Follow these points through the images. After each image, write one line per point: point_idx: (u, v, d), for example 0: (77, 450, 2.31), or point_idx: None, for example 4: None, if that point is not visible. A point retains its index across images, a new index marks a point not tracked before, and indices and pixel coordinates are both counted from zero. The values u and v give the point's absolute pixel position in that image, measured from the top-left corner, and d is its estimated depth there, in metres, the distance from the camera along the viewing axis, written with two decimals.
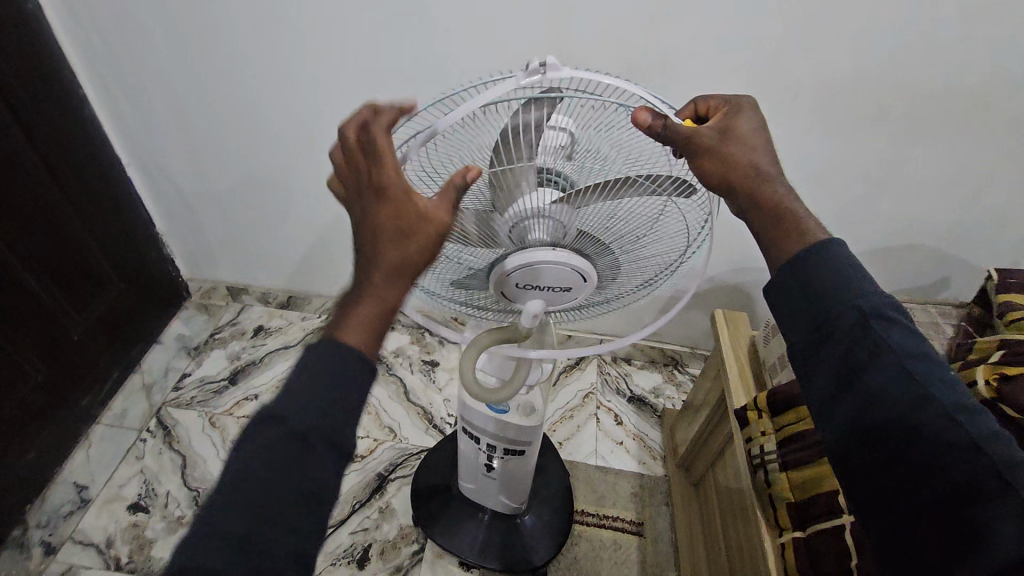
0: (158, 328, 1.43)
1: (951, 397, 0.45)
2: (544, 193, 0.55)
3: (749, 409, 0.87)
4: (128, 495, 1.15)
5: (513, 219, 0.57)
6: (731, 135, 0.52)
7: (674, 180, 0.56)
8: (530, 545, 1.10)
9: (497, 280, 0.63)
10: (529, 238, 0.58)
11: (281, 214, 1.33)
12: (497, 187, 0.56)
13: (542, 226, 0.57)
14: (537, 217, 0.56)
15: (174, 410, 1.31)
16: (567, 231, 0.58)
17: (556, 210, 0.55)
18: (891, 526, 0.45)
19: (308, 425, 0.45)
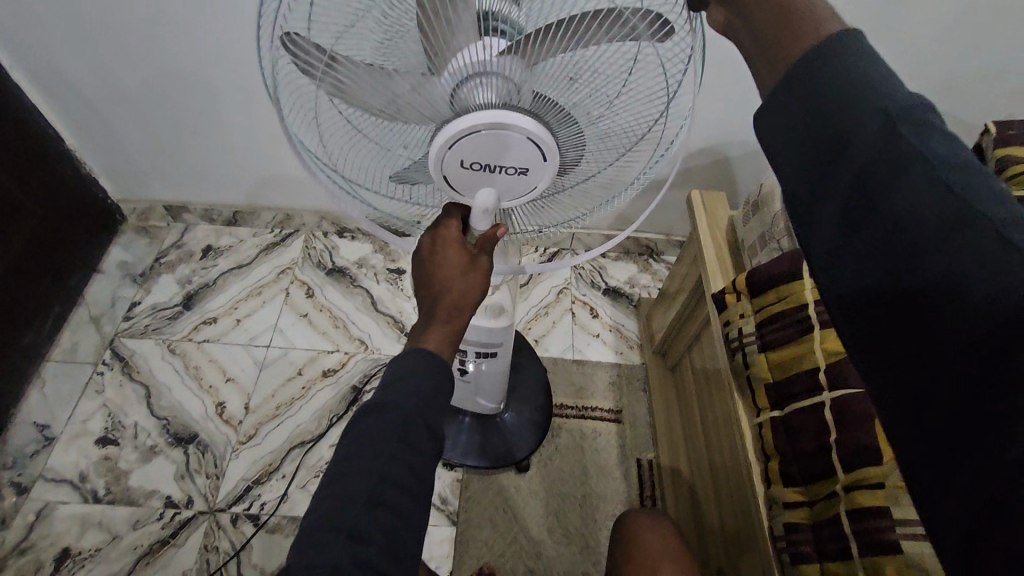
0: (95, 256, 1.32)
1: (1001, 211, 0.32)
2: (489, 43, 0.45)
3: (728, 292, 0.83)
4: (94, 429, 1.11)
5: (455, 79, 0.46)
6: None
7: (648, 16, 0.43)
8: (511, 440, 1.11)
9: (438, 160, 0.51)
10: (473, 105, 0.48)
11: (206, 117, 1.17)
12: (427, 35, 0.46)
13: (490, 87, 0.47)
14: (484, 74, 0.46)
15: (129, 340, 1.23)
16: (520, 93, 0.47)
17: (505, 64, 0.45)
18: (899, 399, 0.34)
19: (409, 412, 0.48)
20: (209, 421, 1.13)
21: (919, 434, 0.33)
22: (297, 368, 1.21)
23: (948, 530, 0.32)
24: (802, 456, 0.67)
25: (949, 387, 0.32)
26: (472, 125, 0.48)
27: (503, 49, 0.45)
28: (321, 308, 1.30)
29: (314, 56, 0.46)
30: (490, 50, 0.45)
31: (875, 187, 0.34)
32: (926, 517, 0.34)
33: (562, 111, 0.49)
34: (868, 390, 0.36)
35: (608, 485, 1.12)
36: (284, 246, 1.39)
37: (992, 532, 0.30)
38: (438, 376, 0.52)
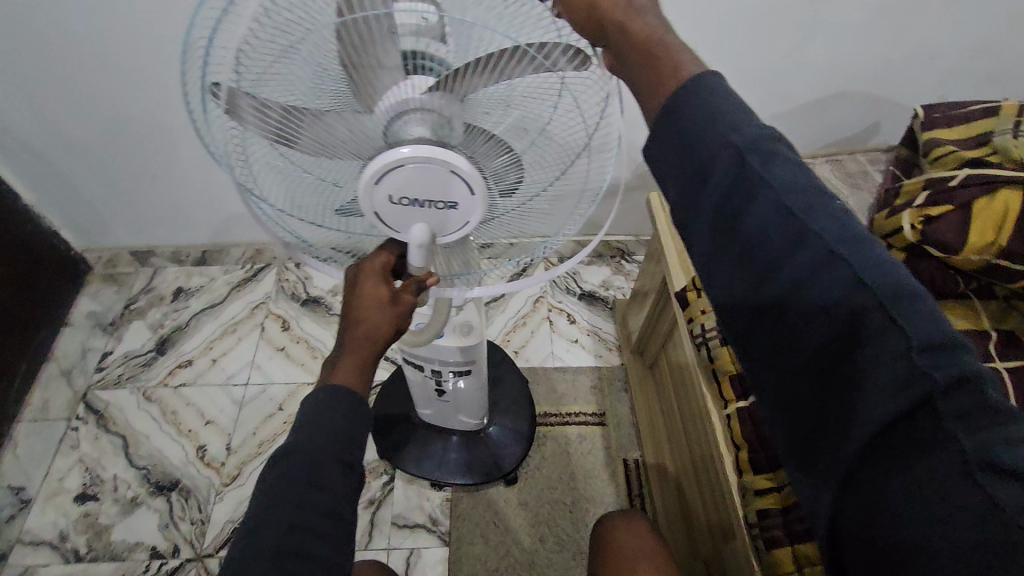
0: (62, 310, 1.30)
1: (834, 231, 0.36)
2: (418, 80, 0.47)
3: (689, 290, 0.86)
4: (73, 485, 1.09)
5: (389, 115, 0.49)
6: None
7: (565, 48, 0.46)
8: (497, 454, 1.12)
9: (369, 196, 0.52)
10: (411, 138, 0.50)
11: (164, 161, 1.17)
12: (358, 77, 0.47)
13: (424, 121, 0.49)
14: (414, 109, 0.48)
15: (103, 391, 1.22)
16: (453, 123, 0.50)
17: (432, 99, 0.48)
18: (777, 389, 0.40)
19: (316, 453, 0.48)
20: (190, 466, 1.12)
21: (793, 422, 0.39)
22: (278, 403, 1.20)
23: (815, 508, 0.38)
24: (767, 441, 0.70)
25: (802, 386, 0.38)
26: (398, 160, 0.49)
27: (429, 84, 0.48)
28: (298, 340, 1.30)
29: (249, 106, 0.47)
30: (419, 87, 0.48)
31: (735, 207, 0.39)
32: (803, 498, 0.40)
33: (495, 138, 0.52)
34: (755, 393, 0.42)
35: (596, 489, 1.13)
36: (256, 281, 1.39)
37: (848, 501, 0.36)
38: (348, 414, 0.51)
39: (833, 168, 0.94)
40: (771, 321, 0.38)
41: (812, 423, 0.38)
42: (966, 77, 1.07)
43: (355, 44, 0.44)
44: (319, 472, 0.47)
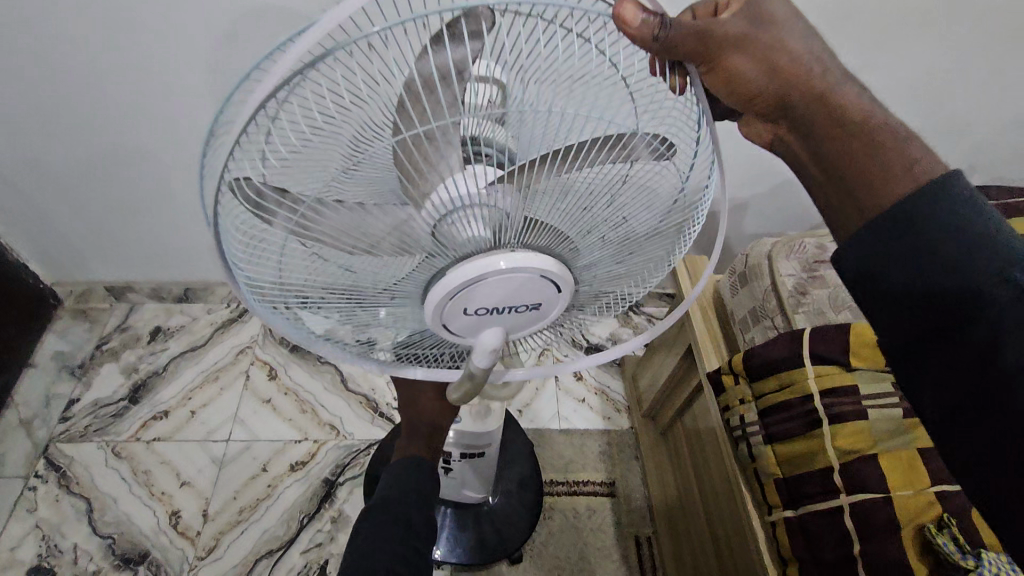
0: (26, 351, 1.19)
1: None
2: (478, 172, 0.40)
3: (726, 374, 0.79)
4: (26, 557, 0.97)
5: (440, 211, 0.41)
6: (767, 18, 0.34)
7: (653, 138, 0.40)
8: (501, 530, 1.03)
9: (431, 301, 0.46)
10: (461, 238, 0.42)
11: (146, 195, 1.07)
12: (406, 170, 0.40)
13: (480, 219, 0.41)
14: (472, 208, 0.41)
15: (66, 445, 1.10)
16: (512, 222, 0.42)
17: (496, 195, 0.40)
18: None
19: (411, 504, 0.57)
20: (162, 535, 1.01)
21: None
22: (261, 464, 1.10)
23: None
24: (825, 566, 0.62)
25: None
26: (478, 275, 0.43)
27: (494, 176, 0.40)
28: (285, 391, 1.20)
29: (273, 198, 0.41)
30: (480, 180, 0.40)
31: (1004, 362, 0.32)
32: None
33: (560, 234, 0.44)
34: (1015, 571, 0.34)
35: (606, 569, 1.05)
36: (241, 323, 1.29)
37: None
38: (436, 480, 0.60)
39: None
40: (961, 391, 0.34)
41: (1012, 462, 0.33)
42: (1002, 151, 1.03)
43: (419, 144, 0.38)
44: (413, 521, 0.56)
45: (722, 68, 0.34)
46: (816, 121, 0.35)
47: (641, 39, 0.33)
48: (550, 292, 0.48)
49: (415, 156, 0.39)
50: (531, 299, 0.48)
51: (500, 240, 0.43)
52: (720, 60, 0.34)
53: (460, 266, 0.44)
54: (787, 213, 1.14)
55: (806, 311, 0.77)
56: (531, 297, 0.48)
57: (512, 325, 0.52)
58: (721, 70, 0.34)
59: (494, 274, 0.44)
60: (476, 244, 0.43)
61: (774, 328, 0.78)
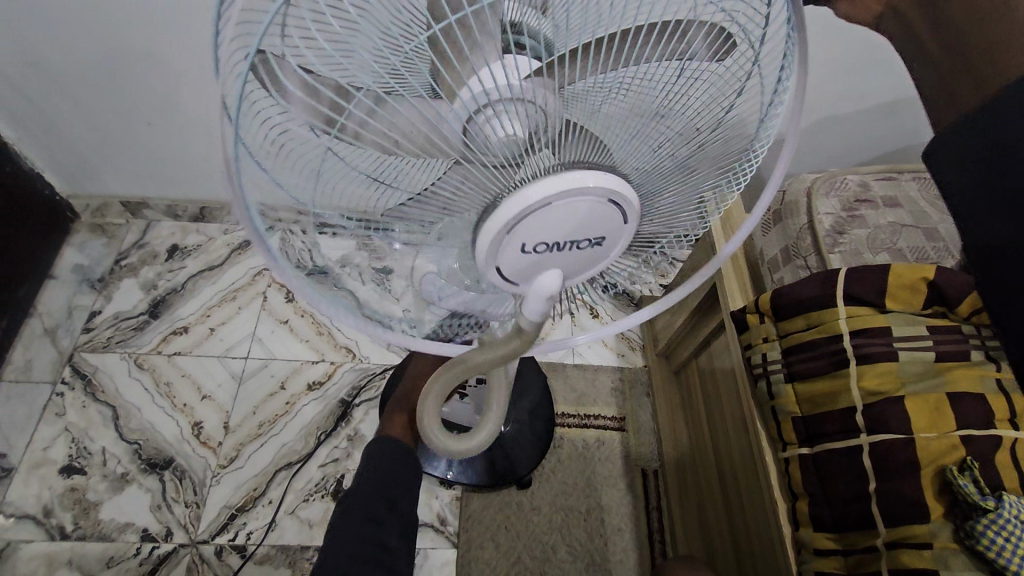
0: (46, 262, 1.19)
1: None
2: (515, 61, 0.37)
3: (750, 312, 0.77)
4: (57, 457, 1.02)
5: (476, 105, 0.37)
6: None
7: (709, 30, 0.38)
8: (512, 457, 1.05)
9: (484, 236, 0.44)
10: (494, 140, 0.39)
11: (161, 104, 1.03)
12: (439, 57, 0.37)
13: (517, 117, 0.38)
14: (508, 104, 0.37)
15: (90, 355, 1.13)
16: (550, 122, 0.39)
17: (535, 89, 0.38)
18: None
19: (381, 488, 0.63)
20: (185, 444, 1.05)
21: None
22: (280, 382, 1.12)
23: None
24: (836, 501, 0.63)
25: None
26: (545, 200, 0.41)
27: (532, 67, 0.38)
28: (303, 314, 1.21)
29: (295, 82, 0.37)
30: (521, 73, 0.37)
31: None
32: None
33: (597, 144, 0.42)
34: None
35: (612, 498, 1.08)
36: (258, 245, 1.29)
37: None
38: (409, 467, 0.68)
39: (922, 187, 0.82)
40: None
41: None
42: None
43: (457, 33, 0.35)
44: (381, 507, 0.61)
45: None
46: None
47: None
48: (616, 220, 0.45)
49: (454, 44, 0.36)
50: (591, 235, 0.45)
51: (535, 148, 0.40)
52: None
53: (522, 192, 0.41)
54: (825, 152, 1.09)
55: (842, 251, 0.74)
56: (592, 233, 0.45)
57: (572, 269, 0.49)
58: None
59: (561, 199, 0.41)
60: (512, 149, 0.39)
61: (806, 269, 0.76)
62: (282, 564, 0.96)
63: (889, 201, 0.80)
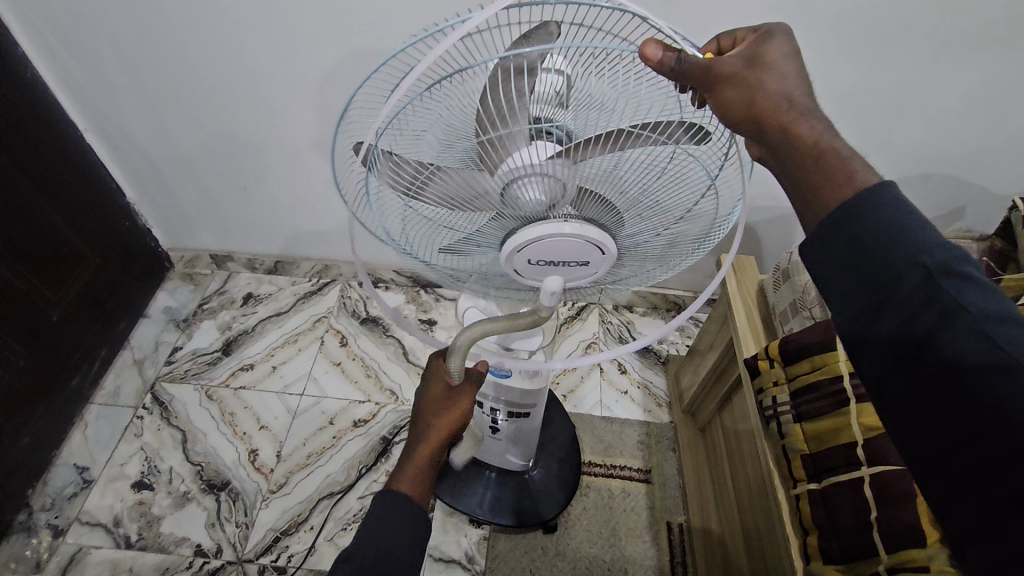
0: (143, 303, 1.38)
1: None
2: (541, 147, 0.49)
3: (761, 358, 0.84)
4: (131, 473, 1.13)
5: (506, 178, 0.51)
6: (759, 65, 0.43)
7: (688, 128, 0.50)
8: (538, 500, 1.09)
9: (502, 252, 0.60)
10: (523, 200, 0.53)
11: (255, 174, 1.24)
12: (485, 145, 0.51)
13: (540, 186, 0.51)
14: (533, 176, 0.51)
15: (168, 384, 1.27)
16: (565, 191, 0.52)
17: (557, 168, 0.50)
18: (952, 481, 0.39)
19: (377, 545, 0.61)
20: (241, 468, 1.15)
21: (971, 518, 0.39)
22: (329, 418, 1.23)
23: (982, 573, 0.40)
24: (842, 532, 0.66)
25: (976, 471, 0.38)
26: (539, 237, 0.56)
27: (554, 153, 0.49)
28: (354, 357, 1.33)
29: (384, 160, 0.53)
30: (545, 153, 0.50)
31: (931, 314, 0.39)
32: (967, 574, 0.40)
33: (603, 200, 0.55)
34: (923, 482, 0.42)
35: (636, 549, 1.09)
36: (319, 296, 1.45)
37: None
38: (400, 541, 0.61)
39: None
40: (901, 371, 0.40)
41: (972, 436, 0.38)
42: None
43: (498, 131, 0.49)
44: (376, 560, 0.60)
45: (719, 97, 0.43)
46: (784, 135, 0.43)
47: (658, 66, 0.43)
48: (600, 256, 0.60)
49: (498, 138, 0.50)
50: (582, 259, 0.60)
51: (555, 207, 0.54)
52: (718, 90, 0.44)
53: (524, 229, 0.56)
54: None
55: None
56: (582, 257, 0.60)
57: (570, 277, 0.64)
58: (718, 96, 0.43)
59: (547, 236, 0.56)
60: (537, 207, 0.54)
61: (810, 318, 0.83)
62: None
63: None
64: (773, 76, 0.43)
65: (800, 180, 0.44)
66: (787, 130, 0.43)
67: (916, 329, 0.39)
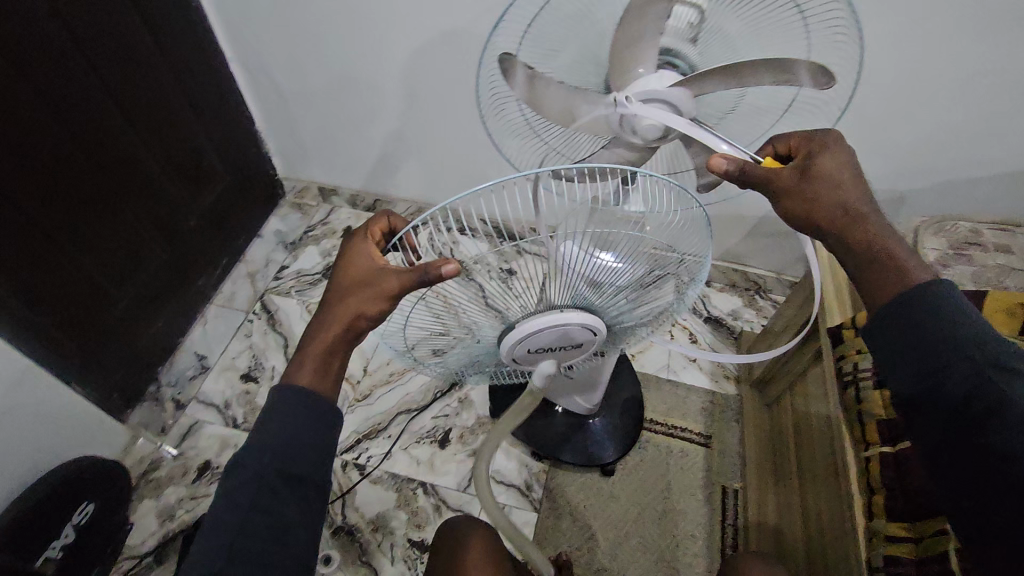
0: (258, 223, 1.53)
1: None
2: (664, 76, 0.53)
3: (846, 328, 0.85)
4: (241, 366, 1.29)
5: (630, 102, 0.54)
6: (813, 175, 0.55)
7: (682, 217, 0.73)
8: (596, 444, 1.14)
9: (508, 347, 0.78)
10: (639, 127, 0.55)
11: (369, 113, 1.34)
12: (615, 67, 0.55)
13: (659, 113, 0.54)
14: (654, 101, 0.53)
15: (275, 296, 1.42)
16: (681, 120, 0.55)
17: (677, 96, 0.53)
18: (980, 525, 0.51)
19: (262, 471, 0.56)
20: None
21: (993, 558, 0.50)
22: None
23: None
24: (911, 494, 0.68)
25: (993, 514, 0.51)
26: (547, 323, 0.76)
27: (675, 82, 0.53)
28: None
29: (523, 71, 0.57)
30: (666, 81, 0.53)
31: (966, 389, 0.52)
32: None
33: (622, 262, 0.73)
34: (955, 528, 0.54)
35: (689, 506, 1.12)
36: None
37: None
38: (307, 428, 0.60)
39: None
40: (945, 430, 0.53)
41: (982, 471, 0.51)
42: None
43: (624, 56, 0.54)
44: (259, 499, 0.56)
45: (782, 203, 0.56)
46: (842, 229, 0.55)
47: (724, 174, 0.56)
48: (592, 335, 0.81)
49: (627, 68, 0.55)
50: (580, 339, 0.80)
51: (667, 136, 0.57)
52: (780, 198, 0.56)
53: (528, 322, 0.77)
54: (949, 207, 1.12)
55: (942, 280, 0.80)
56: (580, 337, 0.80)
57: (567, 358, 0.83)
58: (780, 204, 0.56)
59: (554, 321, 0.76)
60: (653, 133, 0.56)
61: None
62: (391, 487, 1.12)
63: (1002, 246, 0.85)
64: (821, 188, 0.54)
65: (858, 257, 0.56)
66: (841, 236, 0.55)
67: (963, 404, 0.52)
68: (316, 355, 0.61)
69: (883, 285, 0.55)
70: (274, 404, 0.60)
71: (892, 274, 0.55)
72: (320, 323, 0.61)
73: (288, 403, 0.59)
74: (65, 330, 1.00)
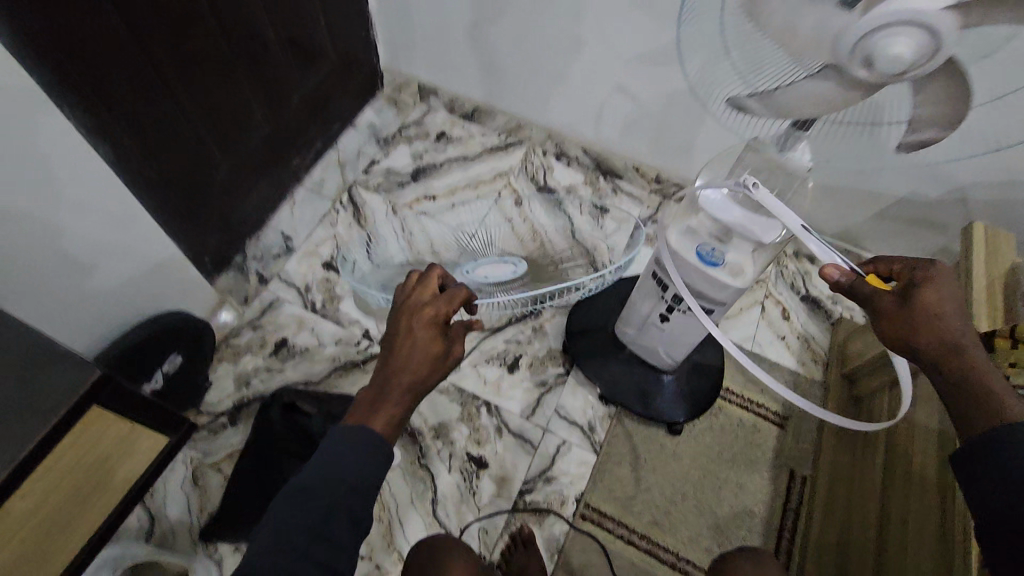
0: (355, 112, 1.49)
1: None
2: None
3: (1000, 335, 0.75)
4: (323, 253, 1.29)
5: (885, 23, 0.45)
6: (911, 299, 0.63)
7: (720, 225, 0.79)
8: (667, 400, 1.09)
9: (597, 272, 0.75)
10: (883, 56, 0.47)
11: (494, 10, 1.24)
12: None
13: (916, 41, 0.46)
14: (914, 27, 0.45)
15: (363, 190, 1.40)
16: (937, 51, 0.47)
17: (946, 20, 0.45)
18: None
19: (331, 494, 0.55)
20: None
21: None
22: None
23: None
24: None
25: None
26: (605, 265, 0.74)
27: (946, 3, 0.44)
28: (524, 218, 1.32)
29: None
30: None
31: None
32: None
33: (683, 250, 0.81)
34: None
35: (752, 482, 1.07)
36: (506, 152, 1.48)
37: None
38: (367, 460, 0.58)
39: None
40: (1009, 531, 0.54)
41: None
42: None
43: None
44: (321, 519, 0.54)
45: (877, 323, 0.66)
46: (936, 354, 0.62)
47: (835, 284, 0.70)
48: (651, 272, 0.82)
49: None
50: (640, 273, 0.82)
51: (907, 70, 0.49)
52: (879, 319, 0.66)
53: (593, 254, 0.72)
54: None
55: None
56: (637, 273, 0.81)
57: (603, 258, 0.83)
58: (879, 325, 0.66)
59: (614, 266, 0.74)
60: (899, 64, 0.48)
61: None
62: (455, 399, 1.12)
63: None
64: (924, 316, 0.62)
65: (963, 380, 0.60)
66: (939, 362, 0.62)
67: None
68: (404, 403, 0.64)
69: (972, 408, 0.59)
70: (344, 444, 0.58)
71: (985, 406, 0.58)
72: (371, 383, 0.64)
73: (367, 447, 0.59)
74: (174, 190, 1.00)
